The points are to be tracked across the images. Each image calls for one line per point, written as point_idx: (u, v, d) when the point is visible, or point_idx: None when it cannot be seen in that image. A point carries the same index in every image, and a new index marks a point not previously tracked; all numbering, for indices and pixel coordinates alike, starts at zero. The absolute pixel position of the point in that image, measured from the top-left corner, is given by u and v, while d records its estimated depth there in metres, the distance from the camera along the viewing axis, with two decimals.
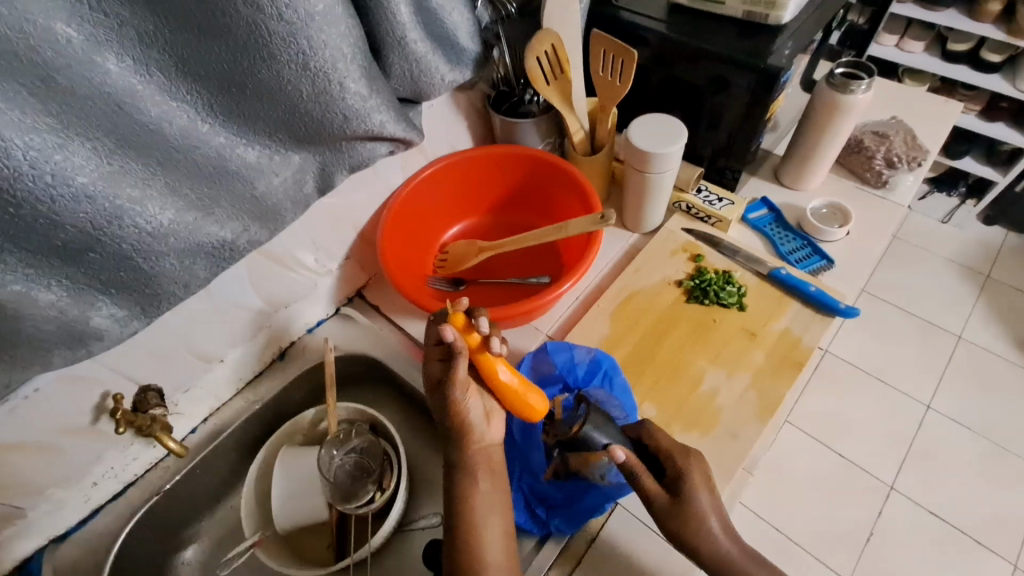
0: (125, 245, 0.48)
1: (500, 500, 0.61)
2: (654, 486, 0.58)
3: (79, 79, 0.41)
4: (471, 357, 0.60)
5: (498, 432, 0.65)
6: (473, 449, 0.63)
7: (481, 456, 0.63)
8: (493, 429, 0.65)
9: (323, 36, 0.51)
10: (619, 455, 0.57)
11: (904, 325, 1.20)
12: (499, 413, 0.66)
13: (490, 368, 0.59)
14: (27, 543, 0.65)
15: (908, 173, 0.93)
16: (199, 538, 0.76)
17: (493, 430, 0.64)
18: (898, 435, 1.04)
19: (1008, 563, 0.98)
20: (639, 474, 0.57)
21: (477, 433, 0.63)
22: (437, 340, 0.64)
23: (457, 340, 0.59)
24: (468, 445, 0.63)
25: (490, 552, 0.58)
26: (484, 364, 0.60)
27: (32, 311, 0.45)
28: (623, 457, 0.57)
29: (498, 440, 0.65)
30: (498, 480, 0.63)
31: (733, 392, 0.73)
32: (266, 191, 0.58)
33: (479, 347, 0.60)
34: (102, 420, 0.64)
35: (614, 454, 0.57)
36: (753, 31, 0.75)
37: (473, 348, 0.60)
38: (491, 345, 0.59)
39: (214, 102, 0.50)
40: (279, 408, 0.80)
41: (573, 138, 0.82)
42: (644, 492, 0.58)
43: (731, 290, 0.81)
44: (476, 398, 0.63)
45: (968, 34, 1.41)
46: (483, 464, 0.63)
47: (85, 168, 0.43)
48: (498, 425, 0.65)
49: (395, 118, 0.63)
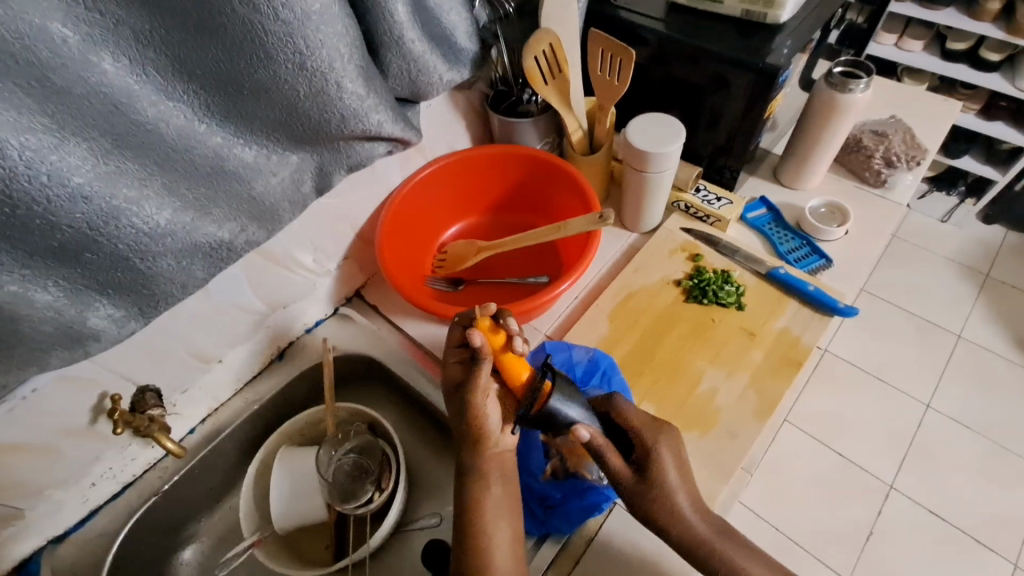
0: (122, 246, 0.48)
1: (500, 500, 0.61)
2: (623, 469, 0.58)
3: (75, 79, 0.40)
4: (495, 359, 0.60)
5: (512, 437, 0.65)
6: (489, 453, 0.62)
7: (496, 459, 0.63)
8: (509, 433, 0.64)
9: (320, 35, 0.51)
10: (583, 434, 0.56)
11: (903, 324, 1.20)
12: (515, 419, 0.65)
13: (514, 368, 0.58)
14: (25, 543, 0.65)
15: (907, 172, 0.92)
16: (199, 537, 0.76)
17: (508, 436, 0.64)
18: (898, 434, 1.04)
19: (1007, 562, 0.98)
20: (606, 453, 0.57)
21: (493, 438, 0.62)
22: (458, 342, 0.65)
23: (483, 342, 0.59)
24: (467, 445, 0.63)
25: (490, 552, 0.58)
26: (508, 366, 0.59)
27: (29, 312, 0.45)
28: (587, 437, 0.56)
29: (512, 445, 0.65)
30: (511, 484, 0.63)
31: (732, 392, 0.73)
32: (264, 191, 0.58)
33: (505, 349, 0.60)
34: (101, 421, 0.64)
35: (579, 434, 0.56)
36: (751, 30, 0.75)
37: (497, 349, 0.60)
38: (515, 345, 0.59)
39: (211, 102, 0.50)
40: (278, 409, 0.80)
41: (572, 137, 0.82)
42: (612, 472, 0.58)
43: (730, 290, 0.80)
44: (496, 404, 0.62)
45: (967, 33, 1.41)
46: (499, 466, 0.62)
47: (81, 168, 0.43)
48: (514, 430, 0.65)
49: (393, 118, 0.63)
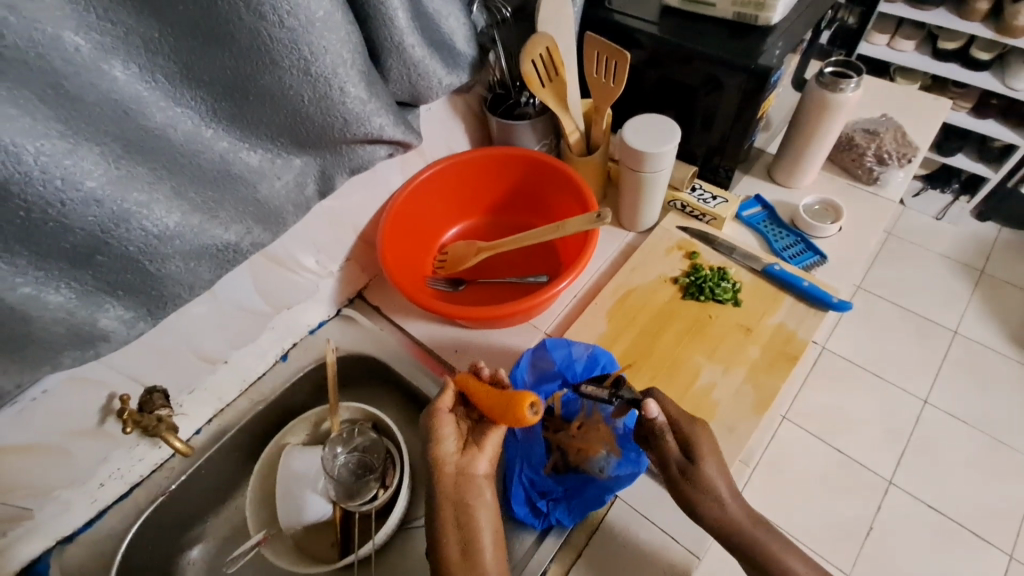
0: (132, 248, 0.49)
1: (485, 508, 0.61)
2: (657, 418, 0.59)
3: (88, 86, 0.42)
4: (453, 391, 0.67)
5: (481, 466, 0.63)
6: (454, 474, 0.62)
7: (469, 482, 0.61)
8: (473, 460, 0.63)
9: (324, 41, 0.52)
10: (651, 409, 0.59)
11: (901, 324, 1.23)
12: (484, 452, 0.63)
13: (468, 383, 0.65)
14: (33, 544, 0.66)
15: (898, 169, 0.94)
16: (204, 538, 0.76)
17: (477, 462, 0.62)
18: (893, 433, 1.07)
19: (1003, 553, 1.02)
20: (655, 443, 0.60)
21: (449, 459, 0.62)
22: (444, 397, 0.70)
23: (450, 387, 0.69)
24: (443, 460, 0.62)
25: (484, 550, 0.58)
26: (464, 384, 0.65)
27: (42, 313, 0.46)
28: (654, 413, 0.59)
29: (487, 471, 0.63)
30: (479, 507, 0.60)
31: (730, 387, 0.74)
32: (269, 194, 0.59)
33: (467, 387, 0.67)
34: (109, 421, 0.65)
35: (648, 409, 0.59)
36: (743, 32, 0.77)
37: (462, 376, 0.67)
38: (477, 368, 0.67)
39: (218, 108, 0.51)
40: (284, 407, 0.81)
41: (568, 139, 0.83)
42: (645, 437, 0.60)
43: (726, 286, 0.82)
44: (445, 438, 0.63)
45: (958, 33, 1.42)
46: (461, 488, 0.61)
47: (94, 172, 0.44)
48: (482, 461, 0.63)
49: (394, 122, 0.65)
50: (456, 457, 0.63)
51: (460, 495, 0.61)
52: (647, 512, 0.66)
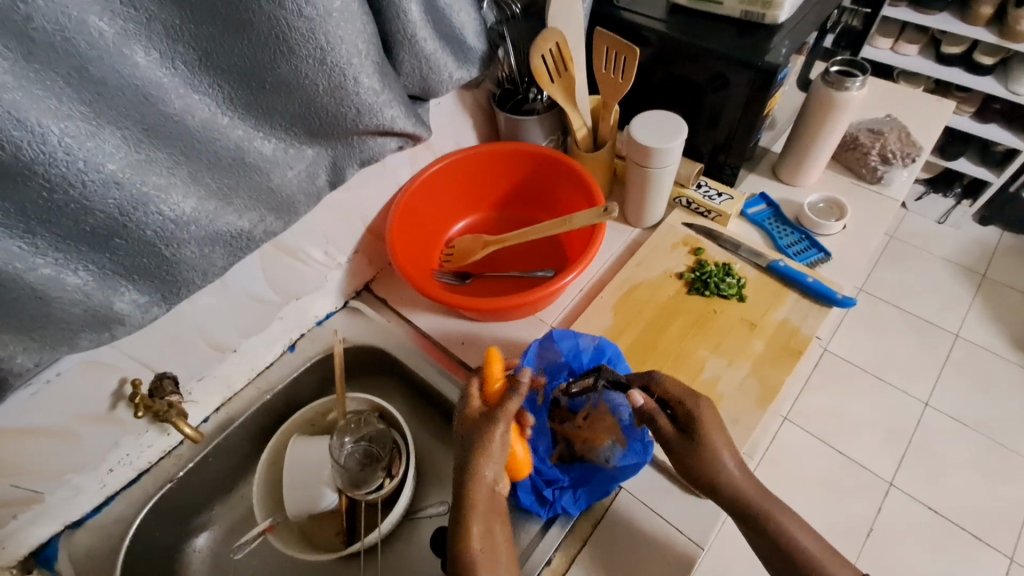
0: (149, 232, 0.50)
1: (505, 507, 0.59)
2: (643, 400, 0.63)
3: (110, 71, 0.43)
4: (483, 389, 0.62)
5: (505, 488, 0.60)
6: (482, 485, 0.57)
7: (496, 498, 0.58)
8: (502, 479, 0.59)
9: (339, 31, 0.53)
10: (637, 398, 0.62)
11: (904, 326, 1.28)
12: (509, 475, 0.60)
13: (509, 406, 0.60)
14: (43, 529, 0.66)
15: (902, 169, 0.95)
16: (210, 526, 0.77)
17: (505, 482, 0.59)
18: (896, 433, 1.12)
19: (1003, 556, 1.03)
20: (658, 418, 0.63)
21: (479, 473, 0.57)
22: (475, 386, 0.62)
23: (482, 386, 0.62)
24: (486, 475, 0.57)
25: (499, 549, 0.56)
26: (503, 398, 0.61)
27: (60, 294, 0.47)
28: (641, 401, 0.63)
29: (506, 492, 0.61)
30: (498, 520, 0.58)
31: (734, 380, 0.74)
32: (282, 183, 0.60)
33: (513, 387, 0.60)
34: (120, 407, 0.66)
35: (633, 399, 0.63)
36: (750, 29, 0.78)
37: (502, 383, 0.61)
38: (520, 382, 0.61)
39: (234, 96, 0.52)
40: (290, 398, 0.82)
41: (576, 134, 0.84)
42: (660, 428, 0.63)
43: (731, 282, 0.83)
44: (489, 456, 0.57)
45: (961, 37, 1.43)
46: (488, 502, 0.57)
47: (115, 155, 0.45)
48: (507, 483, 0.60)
49: (405, 114, 0.66)
50: (495, 475, 0.58)
51: (489, 508, 0.57)
52: (650, 503, 0.67)
